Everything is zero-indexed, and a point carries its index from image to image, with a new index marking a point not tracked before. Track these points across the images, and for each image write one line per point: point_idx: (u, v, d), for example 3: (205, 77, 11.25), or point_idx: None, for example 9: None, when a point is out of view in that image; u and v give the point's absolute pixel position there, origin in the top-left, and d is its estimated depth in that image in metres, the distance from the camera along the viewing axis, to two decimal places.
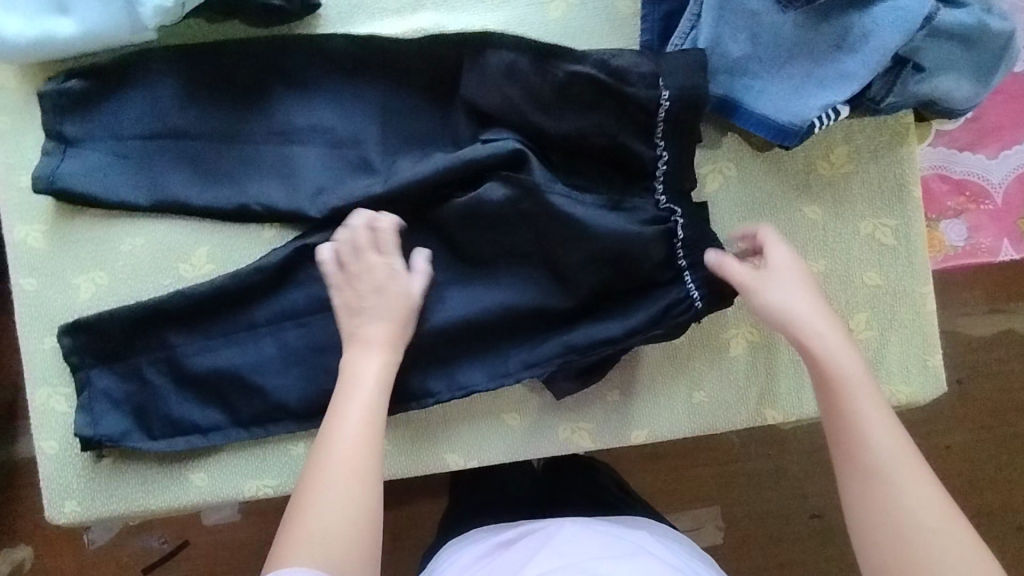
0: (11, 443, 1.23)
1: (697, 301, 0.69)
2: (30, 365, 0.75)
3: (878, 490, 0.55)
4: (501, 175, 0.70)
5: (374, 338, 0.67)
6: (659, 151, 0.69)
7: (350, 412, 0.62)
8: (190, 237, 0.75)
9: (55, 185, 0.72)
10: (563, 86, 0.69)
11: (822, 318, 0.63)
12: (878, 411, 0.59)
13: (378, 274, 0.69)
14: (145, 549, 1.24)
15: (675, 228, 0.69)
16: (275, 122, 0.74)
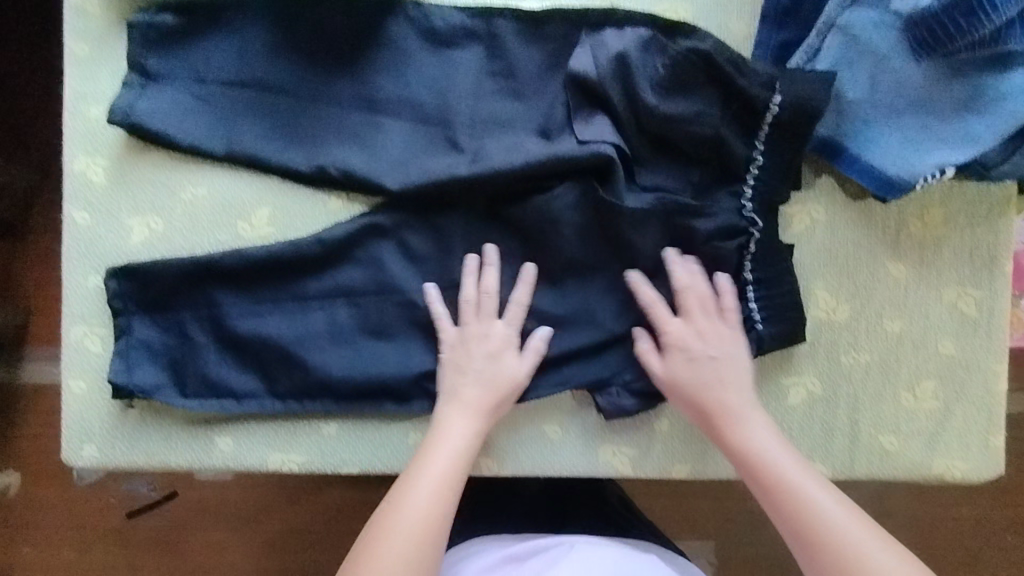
0: (17, 366, 1.23)
1: (758, 325, 0.69)
2: (68, 300, 0.73)
3: (783, 499, 0.62)
4: (581, 182, 0.69)
5: (475, 405, 0.68)
6: (755, 152, 0.68)
7: (431, 469, 0.64)
8: (253, 194, 0.72)
9: (130, 118, 0.70)
10: (669, 80, 0.67)
11: (714, 377, 0.67)
12: (762, 432, 0.65)
13: (492, 340, 0.69)
14: (133, 492, 1.26)
15: (751, 241, 0.69)
16: (362, 89, 0.72)
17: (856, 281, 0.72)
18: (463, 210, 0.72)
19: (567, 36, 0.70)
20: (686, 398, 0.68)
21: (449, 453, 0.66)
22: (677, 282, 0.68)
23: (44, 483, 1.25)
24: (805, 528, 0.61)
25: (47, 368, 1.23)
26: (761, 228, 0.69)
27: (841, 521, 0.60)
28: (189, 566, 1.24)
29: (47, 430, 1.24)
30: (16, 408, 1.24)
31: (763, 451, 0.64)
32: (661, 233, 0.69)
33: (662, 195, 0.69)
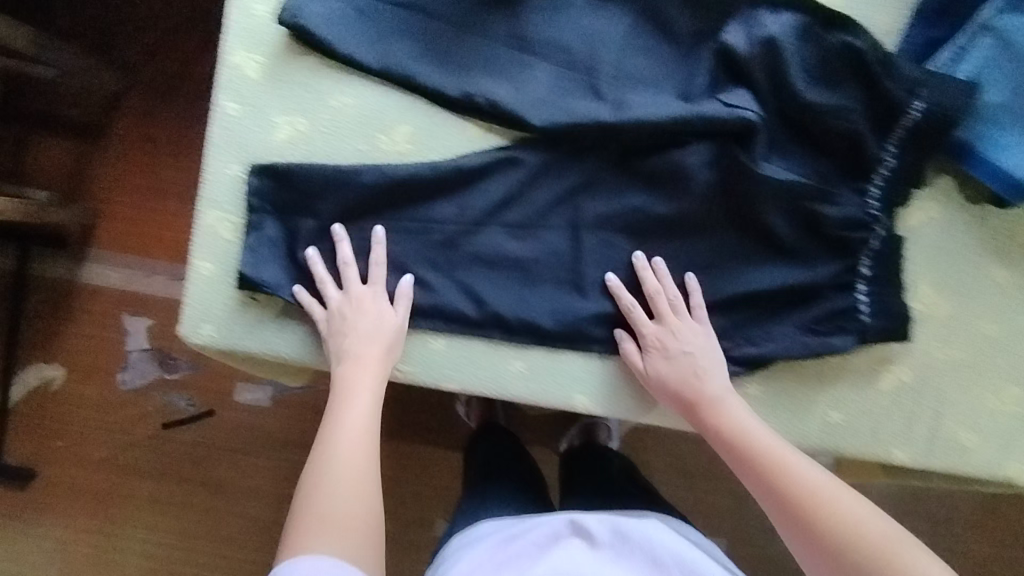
0: (80, 265, 1.35)
1: (863, 315, 0.71)
2: (205, 186, 0.76)
3: (760, 465, 0.67)
4: (719, 144, 0.72)
5: (365, 360, 0.73)
6: (886, 153, 0.70)
7: (347, 424, 0.70)
8: (398, 111, 0.75)
9: (297, 19, 0.73)
10: (823, 57, 0.69)
11: (690, 371, 0.72)
12: (739, 414, 0.70)
13: (366, 302, 0.74)
14: (171, 406, 1.34)
15: (871, 237, 0.71)
16: (516, 27, 0.75)
17: (961, 282, 0.74)
18: (594, 159, 0.75)
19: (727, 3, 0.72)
20: (667, 391, 0.72)
21: (359, 404, 0.71)
22: (648, 287, 0.74)
23: (87, 382, 1.33)
24: (784, 491, 0.65)
25: (110, 270, 1.35)
26: (883, 229, 0.71)
27: (818, 484, 0.65)
28: (217, 481, 1.32)
29: (98, 333, 1.34)
30: (73, 305, 1.34)
31: (737, 426, 0.69)
32: (785, 217, 0.72)
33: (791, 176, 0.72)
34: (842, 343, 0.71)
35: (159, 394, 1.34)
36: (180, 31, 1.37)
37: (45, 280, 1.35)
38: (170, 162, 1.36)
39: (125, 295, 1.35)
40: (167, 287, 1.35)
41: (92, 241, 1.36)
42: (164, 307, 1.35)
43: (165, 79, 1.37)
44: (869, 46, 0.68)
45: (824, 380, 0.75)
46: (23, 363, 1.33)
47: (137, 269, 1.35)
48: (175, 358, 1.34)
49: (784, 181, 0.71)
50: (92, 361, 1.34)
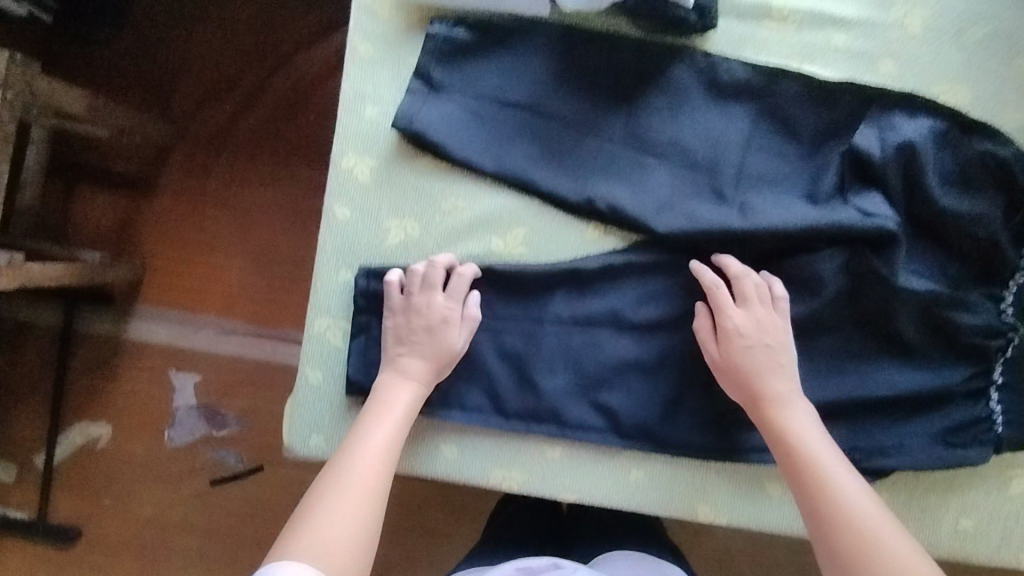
0: (125, 321, 1.32)
1: (998, 426, 0.68)
2: (315, 293, 0.75)
3: (817, 480, 0.62)
4: (851, 250, 0.69)
5: (412, 372, 0.70)
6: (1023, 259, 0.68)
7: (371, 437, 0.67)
8: (513, 215, 0.74)
9: (413, 125, 0.72)
10: (961, 165, 0.67)
11: (765, 364, 0.68)
12: (804, 420, 0.66)
13: (434, 314, 0.71)
14: (220, 461, 1.30)
15: (1007, 343, 0.68)
16: (634, 127, 0.73)
17: None
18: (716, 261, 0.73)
19: (856, 105, 0.70)
20: (734, 380, 0.68)
21: (392, 417, 0.68)
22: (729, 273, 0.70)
23: (133, 438, 1.30)
24: (837, 515, 0.60)
25: (158, 326, 1.32)
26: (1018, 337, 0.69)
27: (862, 498, 0.61)
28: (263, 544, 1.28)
29: (145, 388, 1.31)
30: (120, 360, 1.31)
31: (801, 435, 0.65)
32: (916, 323, 0.69)
33: (927, 285, 0.69)
34: (978, 456, 0.68)
35: (206, 450, 1.30)
36: (229, 81, 1.31)
37: (91, 336, 1.32)
38: (216, 215, 1.32)
39: (172, 349, 1.32)
40: (213, 341, 1.31)
41: (139, 296, 1.32)
42: (213, 363, 1.31)
43: (212, 131, 1.32)
44: (1011, 156, 0.66)
45: (952, 488, 0.72)
46: (69, 420, 1.30)
47: (185, 324, 1.31)
48: (223, 414, 1.31)
49: (922, 291, 0.68)
50: (140, 418, 1.31)
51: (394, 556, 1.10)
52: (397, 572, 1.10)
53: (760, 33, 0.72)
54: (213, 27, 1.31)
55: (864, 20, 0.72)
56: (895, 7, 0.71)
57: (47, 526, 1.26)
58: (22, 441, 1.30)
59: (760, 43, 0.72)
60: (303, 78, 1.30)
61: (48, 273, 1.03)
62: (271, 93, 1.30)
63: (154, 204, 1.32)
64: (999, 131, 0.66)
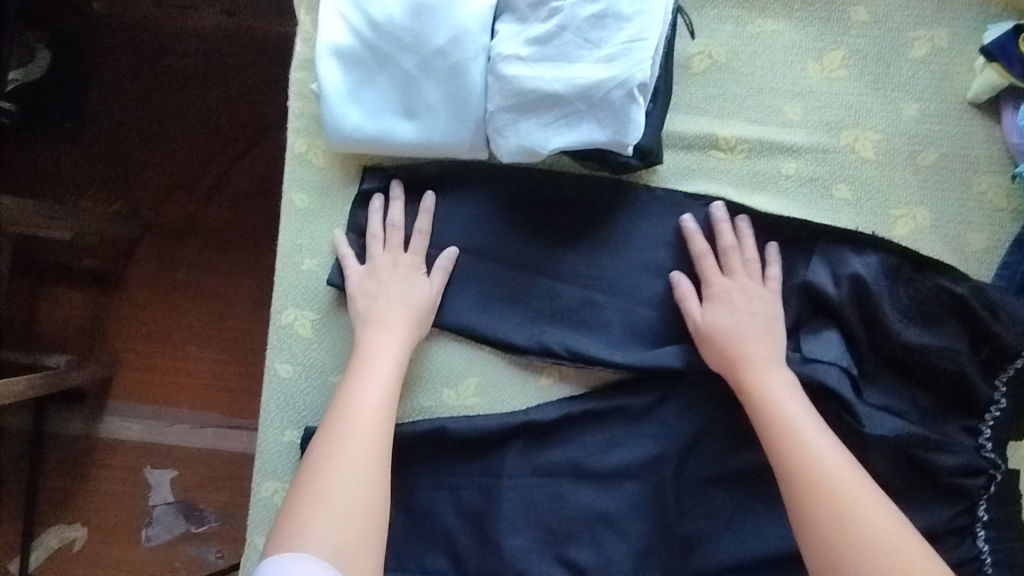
0: (98, 420, 1.27)
1: (989, 567, 0.64)
2: (261, 455, 0.72)
3: (791, 440, 0.59)
4: (814, 394, 0.65)
5: (393, 325, 0.67)
6: (996, 393, 0.64)
7: (365, 397, 0.63)
8: (461, 364, 0.71)
9: (349, 282, 0.70)
10: (921, 298, 0.64)
11: (743, 330, 0.65)
12: (783, 383, 0.63)
13: (400, 271, 0.69)
14: (200, 559, 1.26)
15: (989, 480, 0.64)
16: (582, 265, 0.70)
17: None
18: (677, 400, 0.70)
19: (806, 239, 0.67)
20: (711, 347, 0.65)
21: (380, 374, 0.64)
22: (722, 241, 0.67)
23: (109, 540, 1.25)
24: (809, 476, 0.57)
25: (132, 423, 1.27)
26: (1002, 472, 0.65)
27: (839, 460, 0.57)
28: None
29: (118, 488, 1.26)
30: (93, 461, 1.27)
31: (779, 398, 0.61)
32: (891, 464, 0.65)
33: (898, 425, 0.65)
34: None
35: (187, 547, 1.26)
36: (186, 185, 1.27)
37: (61, 437, 1.27)
38: (186, 309, 1.27)
39: (146, 447, 1.27)
40: (190, 435, 1.27)
41: (112, 392, 1.28)
42: (189, 459, 1.26)
43: (177, 224, 1.28)
44: (971, 291, 0.63)
45: None
46: (41, 525, 1.26)
47: (159, 420, 1.27)
48: (201, 509, 1.26)
49: (890, 435, 0.64)
50: (112, 521, 1.25)
51: None
52: None
53: (707, 164, 0.70)
54: (170, 121, 1.27)
55: (813, 147, 0.70)
56: (845, 131, 0.70)
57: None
58: None
59: (709, 171, 0.70)
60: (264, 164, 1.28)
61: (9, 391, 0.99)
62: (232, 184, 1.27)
63: (124, 300, 1.28)
64: (957, 268, 0.63)
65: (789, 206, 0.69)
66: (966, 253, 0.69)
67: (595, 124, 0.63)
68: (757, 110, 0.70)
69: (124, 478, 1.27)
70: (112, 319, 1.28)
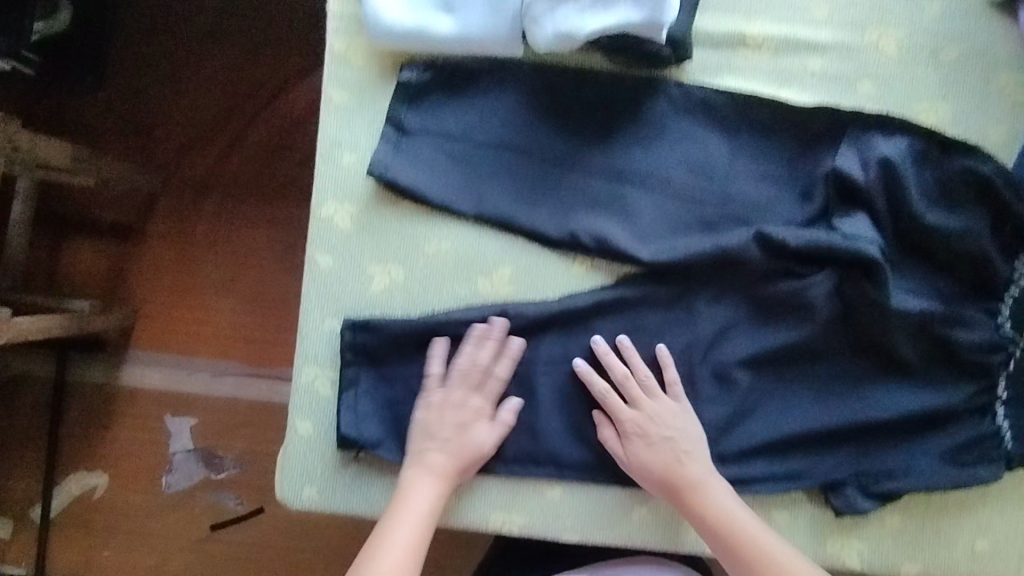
0: (119, 368, 1.29)
1: (1007, 441, 0.67)
2: (303, 343, 0.74)
3: (755, 557, 0.65)
4: (841, 273, 0.68)
5: (438, 469, 0.70)
6: (1014, 272, 0.67)
7: (399, 533, 0.67)
8: (497, 254, 0.73)
9: (389, 174, 0.72)
10: (945, 180, 0.66)
11: (673, 456, 0.69)
12: (725, 498, 0.68)
13: (465, 412, 0.71)
14: (220, 505, 1.27)
15: (1009, 356, 0.67)
16: (612, 161, 0.72)
17: None
18: (709, 288, 0.71)
19: (833, 128, 0.69)
20: (650, 475, 0.69)
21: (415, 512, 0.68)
22: (616, 373, 0.71)
23: (130, 488, 1.27)
24: None
25: (152, 370, 1.28)
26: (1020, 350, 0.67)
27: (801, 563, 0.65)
28: None
29: (140, 436, 1.28)
30: (113, 410, 1.28)
31: (731, 516, 0.67)
32: (912, 342, 0.68)
33: (921, 303, 0.68)
34: (987, 474, 0.67)
35: (207, 493, 1.27)
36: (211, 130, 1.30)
37: (83, 386, 1.29)
38: (203, 259, 1.29)
39: (166, 396, 1.28)
40: (209, 383, 1.28)
41: (131, 343, 1.29)
42: (209, 406, 1.28)
43: (196, 176, 1.29)
44: (994, 171, 0.65)
45: (966, 506, 0.70)
46: (64, 472, 1.28)
47: (180, 367, 1.28)
48: (221, 456, 1.27)
49: (915, 310, 0.67)
50: (136, 466, 1.27)
51: None
52: None
53: (736, 61, 0.72)
54: (192, 73, 1.29)
55: (839, 44, 0.72)
56: (869, 29, 0.72)
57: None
58: (18, 496, 1.27)
59: (738, 67, 0.72)
60: (282, 120, 1.28)
61: (37, 326, 1.02)
62: (252, 134, 1.28)
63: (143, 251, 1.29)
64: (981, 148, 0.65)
65: (817, 98, 0.71)
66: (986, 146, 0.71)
67: (631, 4, 0.68)
68: (784, 9, 0.72)
69: (145, 424, 1.28)
70: (136, 266, 1.30)
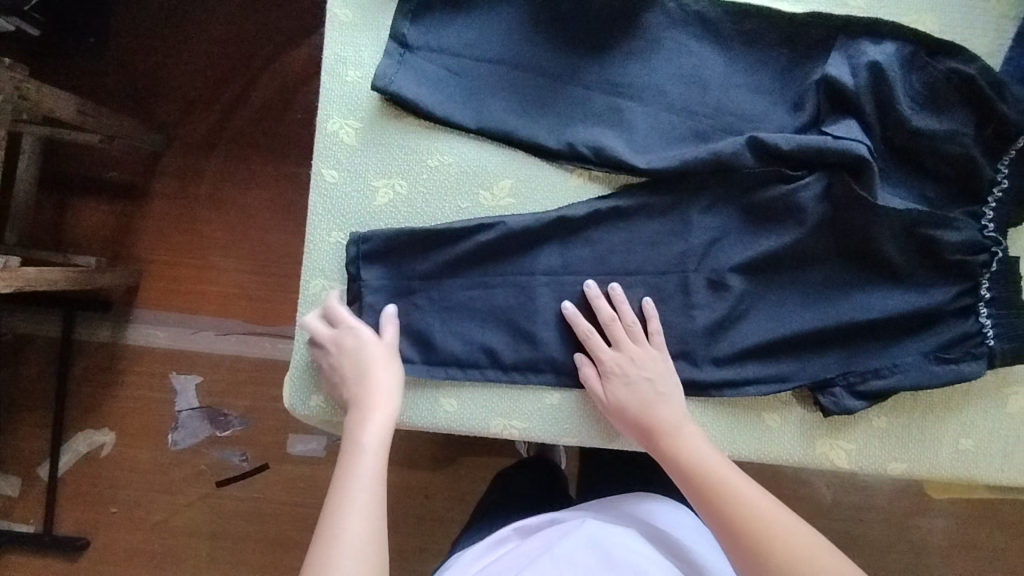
0: (125, 326, 1.28)
1: (989, 340, 0.69)
2: (309, 256, 0.76)
3: (726, 498, 0.63)
4: (829, 176, 0.71)
5: (378, 392, 0.68)
6: (997, 175, 0.69)
7: (360, 467, 0.63)
8: (498, 166, 0.75)
9: (392, 86, 0.74)
10: (931, 84, 0.69)
11: (649, 395, 0.70)
12: (699, 444, 0.68)
13: (354, 356, 0.70)
14: (225, 461, 1.27)
15: (992, 256, 0.69)
16: (609, 74, 0.75)
17: None
18: (704, 196, 0.74)
19: (822, 38, 0.72)
20: (628, 416, 0.71)
21: (371, 448, 0.65)
22: (603, 314, 0.72)
23: (137, 444, 1.26)
24: (751, 528, 0.61)
25: (157, 329, 1.28)
26: (1003, 252, 0.69)
27: (771, 504, 0.62)
28: (275, 539, 1.25)
29: (147, 394, 1.27)
30: (120, 367, 1.27)
31: (703, 460, 0.66)
32: (899, 245, 0.70)
33: (906, 205, 0.70)
34: (972, 370, 0.69)
35: (213, 450, 1.27)
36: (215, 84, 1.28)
37: (90, 344, 1.28)
38: (209, 217, 1.28)
39: (172, 353, 1.28)
40: (214, 341, 1.28)
41: (137, 300, 1.29)
42: (214, 362, 1.27)
43: (202, 133, 1.29)
44: (978, 73, 0.68)
45: (951, 407, 0.72)
46: (70, 430, 1.27)
47: (186, 325, 1.28)
48: (226, 414, 1.27)
49: (903, 210, 0.69)
50: (142, 423, 1.27)
51: (406, 542, 1.17)
52: (417, 555, 1.16)
53: None
54: (195, 29, 1.28)
55: None
56: None
57: (54, 538, 1.23)
58: (23, 454, 1.26)
59: None
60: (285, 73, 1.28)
61: (45, 277, 0.99)
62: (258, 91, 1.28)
63: (149, 209, 1.28)
64: (965, 49, 0.68)
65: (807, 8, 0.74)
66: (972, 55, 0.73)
67: None
68: None
69: (149, 381, 1.27)
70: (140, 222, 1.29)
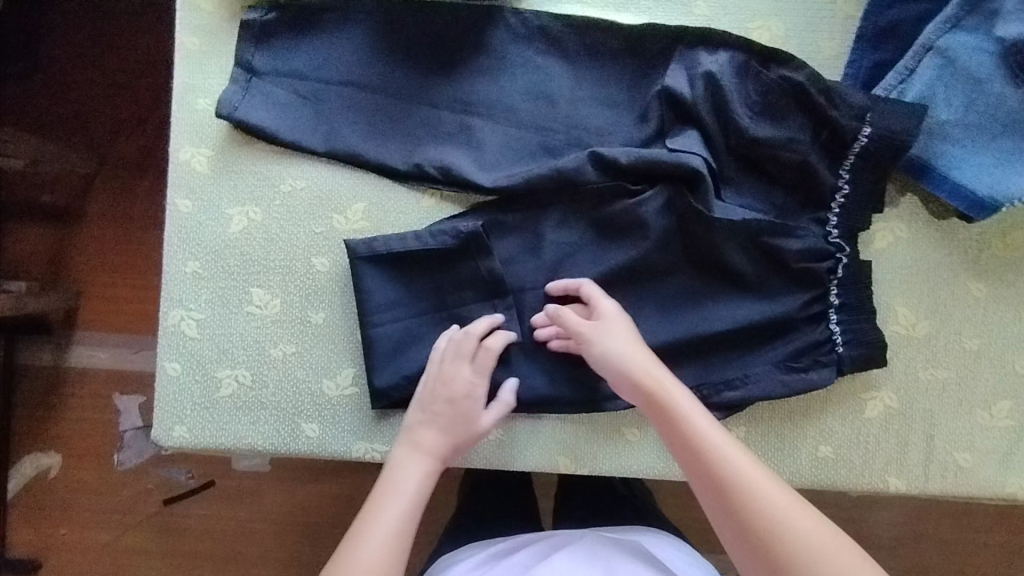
0: (66, 349, 1.22)
1: (838, 347, 0.69)
2: (167, 285, 0.76)
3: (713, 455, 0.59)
4: (670, 188, 0.70)
5: (429, 446, 0.68)
6: (839, 181, 0.69)
7: (392, 510, 0.63)
8: (351, 189, 0.75)
9: (237, 114, 0.73)
10: (766, 92, 0.69)
11: (640, 357, 0.66)
12: (690, 401, 0.63)
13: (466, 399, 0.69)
14: (170, 479, 1.21)
15: (837, 263, 0.69)
16: (459, 92, 0.74)
17: (931, 304, 0.72)
18: (557, 212, 0.73)
19: (662, 48, 0.72)
20: (614, 369, 0.66)
21: (404, 506, 0.64)
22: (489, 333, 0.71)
23: (82, 466, 1.22)
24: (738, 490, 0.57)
25: (100, 351, 1.22)
26: (849, 257, 0.69)
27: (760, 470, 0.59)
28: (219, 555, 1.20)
29: (89, 415, 1.22)
30: (62, 393, 1.22)
31: (693, 415, 0.62)
32: (748, 254, 0.70)
33: (748, 214, 0.70)
34: (821, 377, 0.69)
35: (158, 470, 1.22)
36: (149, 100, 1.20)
37: (33, 368, 1.22)
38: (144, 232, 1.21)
39: (115, 372, 1.22)
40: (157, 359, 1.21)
41: (76, 323, 1.22)
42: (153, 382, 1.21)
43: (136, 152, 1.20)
44: (809, 81, 0.68)
45: (810, 412, 0.72)
46: (14, 454, 1.22)
47: (126, 346, 1.21)
48: None
49: (743, 220, 0.69)
50: (85, 446, 1.22)
51: None
52: None
53: None
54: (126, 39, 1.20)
55: None
56: None
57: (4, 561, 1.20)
58: None
59: None
60: None
61: None
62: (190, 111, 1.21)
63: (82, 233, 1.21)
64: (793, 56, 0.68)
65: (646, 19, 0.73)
66: (815, 61, 0.72)
67: None
68: None
69: (88, 403, 1.21)
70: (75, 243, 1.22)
